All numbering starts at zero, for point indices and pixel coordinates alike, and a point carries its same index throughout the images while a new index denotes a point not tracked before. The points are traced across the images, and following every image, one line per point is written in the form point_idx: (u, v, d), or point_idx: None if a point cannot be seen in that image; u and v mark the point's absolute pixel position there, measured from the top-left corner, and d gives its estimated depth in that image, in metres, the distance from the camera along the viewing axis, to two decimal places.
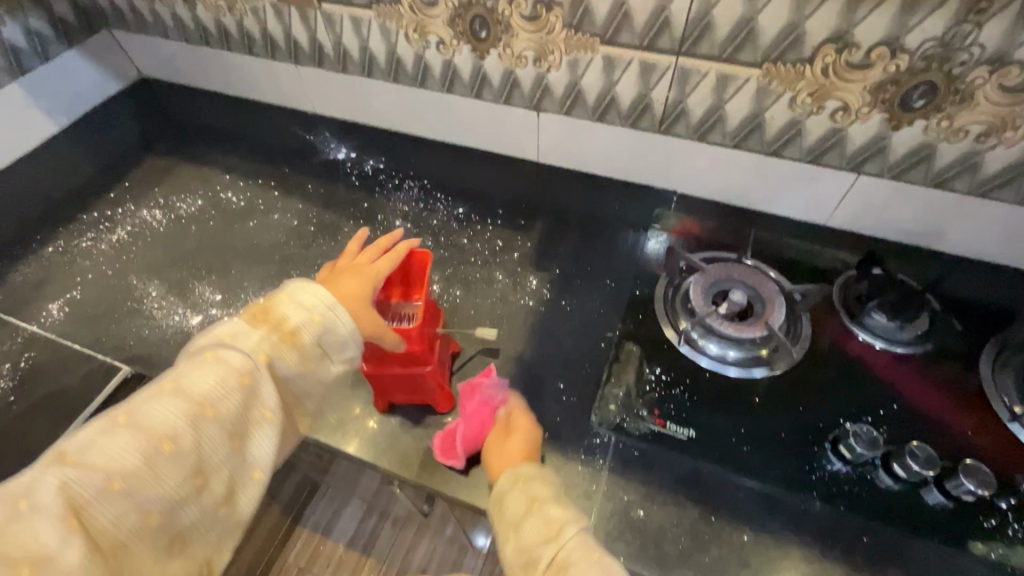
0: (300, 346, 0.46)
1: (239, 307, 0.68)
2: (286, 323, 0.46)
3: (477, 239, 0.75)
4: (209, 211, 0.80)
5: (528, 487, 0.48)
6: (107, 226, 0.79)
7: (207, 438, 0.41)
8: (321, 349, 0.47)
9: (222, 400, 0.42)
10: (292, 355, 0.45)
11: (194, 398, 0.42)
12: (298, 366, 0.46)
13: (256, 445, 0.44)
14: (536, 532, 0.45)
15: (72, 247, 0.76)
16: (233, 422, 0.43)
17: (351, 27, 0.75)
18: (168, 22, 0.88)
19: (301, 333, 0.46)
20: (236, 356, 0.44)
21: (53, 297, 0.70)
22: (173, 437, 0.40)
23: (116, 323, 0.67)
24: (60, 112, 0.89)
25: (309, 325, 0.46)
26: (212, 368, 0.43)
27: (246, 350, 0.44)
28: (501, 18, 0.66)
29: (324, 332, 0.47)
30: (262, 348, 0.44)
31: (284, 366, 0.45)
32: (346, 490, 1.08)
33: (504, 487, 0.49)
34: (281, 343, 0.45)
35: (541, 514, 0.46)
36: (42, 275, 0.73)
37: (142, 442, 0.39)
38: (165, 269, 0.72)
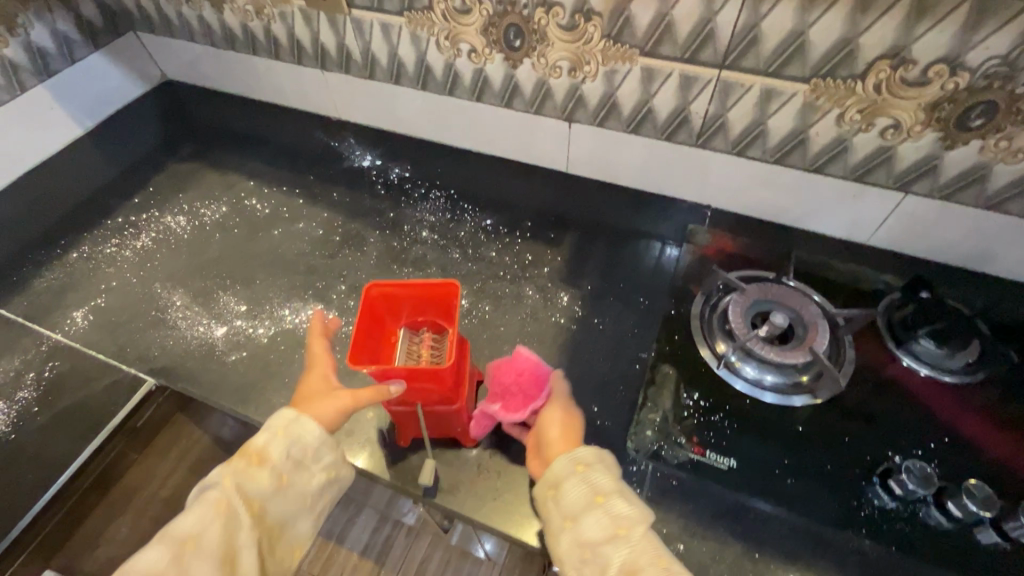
0: (271, 462, 0.46)
1: (265, 319, 0.66)
2: (252, 446, 0.46)
3: (506, 252, 0.74)
4: (233, 219, 0.79)
5: (591, 481, 0.46)
6: (130, 232, 0.78)
7: (224, 536, 0.43)
8: (294, 459, 0.47)
9: (213, 514, 0.43)
10: (268, 473, 0.45)
11: (189, 514, 0.43)
12: (271, 484, 0.45)
13: (271, 534, 0.45)
14: (603, 530, 0.43)
15: (97, 253, 0.75)
16: (238, 526, 0.44)
17: (380, 34, 0.74)
18: (194, 25, 0.87)
19: (253, 442, 0.47)
20: (213, 481, 0.45)
21: (77, 304, 0.69)
22: (189, 539, 0.42)
23: (139, 333, 0.65)
24: (86, 115, 0.89)
25: (272, 441, 0.46)
26: (203, 487, 0.45)
27: (216, 471, 0.45)
28: (537, 27, 0.64)
29: (290, 445, 0.46)
30: (228, 471, 0.45)
31: (261, 476, 0.45)
32: (362, 500, 1.07)
33: (562, 479, 0.46)
34: (246, 465, 0.45)
35: (607, 512, 0.44)
36: (66, 281, 0.72)
37: (166, 555, 0.42)
38: (190, 278, 0.71)
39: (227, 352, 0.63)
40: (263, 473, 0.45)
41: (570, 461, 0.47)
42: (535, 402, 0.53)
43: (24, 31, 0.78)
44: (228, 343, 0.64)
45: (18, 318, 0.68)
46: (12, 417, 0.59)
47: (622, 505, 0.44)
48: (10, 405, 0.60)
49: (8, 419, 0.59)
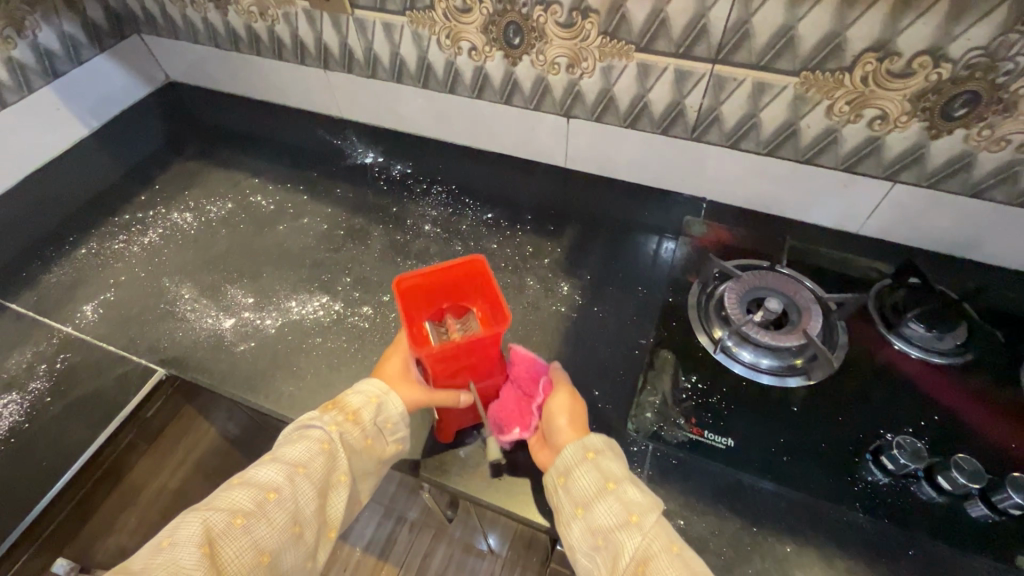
0: (361, 423, 0.50)
1: (272, 310, 0.68)
2: (348, 406, 0.51)
3: (507, 245, 0.75)
4: (239, 215, 0.80)
5: (600, 467, 0.47)
6: (138, 229, 0.79)
7: (302, 490, 0.45)
8: (377, 427, 0.51)
9: (310, 460, 0.46)
10: (360, 431, 0.50)
11: (291, 455, 0.46)
12: (362, 442, 0.50)
13: (336, 500, 0.47)
14: (613, 514, 0.44)
15: (105, 249, 0.77)
16: (322, 478, 0.46)
17: (383, 33, 0.76)
18: (198, 27, 0.89)
19: (346, 399, 0.51)
20: (315, 431, 0.48)
21: (87, 298, 0.70)
22: (276, 487, 0.44)
23: (149, 325, 0.67)
24: (91, 115, 0.91)
25: (366, 407, 0.51)
26: (302, 429, 0.49)
27: (320, 423, 0.49)
28: (536, 25, 0.66)
29: (378, 413, 0.51)
30: (330, 422, 0.49)
31: (358, 432, 0.50)
32: (365, 495, 1.08)
33: (571, 466, 0.48)
34: (346, 420, 0.50)
35: (614, 498, 0.45)
36: (75, 276, 0.73)
37: (256, 489, 0.44)
38: (197, 272, 0.72)
39: (236, 343, 0.65)
40: (356, 429, 0.50)
41: (580, 447, 0.48)
42: (535, 399, 0.54)
43: (32, 33, 0.79)
44: (237, 334, 0.65)
45: (28, 312, 0.69)
46: (25, 407, 0.60)
47: (631, 493, 0.45)
48: (23, 395, 0.61)
49: (22, 408, 0.60)
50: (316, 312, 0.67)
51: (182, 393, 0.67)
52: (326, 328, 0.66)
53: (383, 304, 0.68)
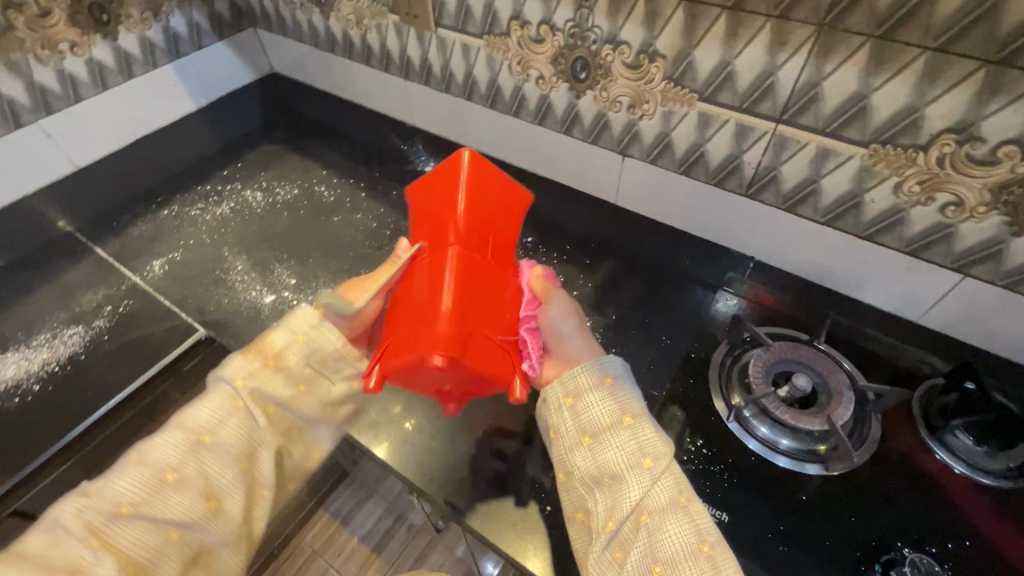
0: (286, 368, 0.51)
1: (309, 294, 0.72)
2: (271, 349, 0.51)
3: None
4: (302, 201, 0.86)
5: (620, 397, 0.50)
6: (214, 200, 0.87)
7: (207, 462, 0.47)
8: (310, 370, 0.52)
9: (218, 426, 0.48)
10: (310, 400, 0.52)
11: (220, 453, 0.47)
12: (288, 390, 0.51)
13: (261, 464, 0.49)
14: (659, 438, 0.48)
15: (183, 213, 0.85)
16: (231, 445, 0.48)
17: (460, 52, 0.79)
18: (303, 28, 0.97)
19: (286, 357, 0.51)
20: (224, 389, 0.49)
21: (158, 255, 0.78)
22: (174, 466, 0.46)
23: (203, 288, 0.73)
24: (201, 94, 1.02)
25: (292, 345, 0.51)
26: (235, 413, 0.49)
27: (229, 376, 0.49)
28: (603, 62, 0.67)
29: (307, 352, 0.52)
30: (242, 372, 0.50)
31: (309, 402, 0.52)
32: (371, 485, 1.10)
33: (585, 393, 0.50)
34: (265, 365, 0.50)
35: (632, 435, 0.48)
36: (154, 233, 0.82)
37: (188, 495, 0.45)
38: (254, 247, 0.79)
39: (271, 318, 0.69)
40: (304, 395, 0.52)
41: (600, 372, 0.51)
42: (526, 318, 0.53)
43: (166, 18, 0.90)
44: (273, 310, 0.70)
45: (109, 258, 0.78)
46: (87, 339, 0.68)
47: (647, 431, 0.48)
48: (87, 329, 0.69)
49: (83, 340, 0.68)
50: None
51: (214, 360, 0.69)
52: None
53: None
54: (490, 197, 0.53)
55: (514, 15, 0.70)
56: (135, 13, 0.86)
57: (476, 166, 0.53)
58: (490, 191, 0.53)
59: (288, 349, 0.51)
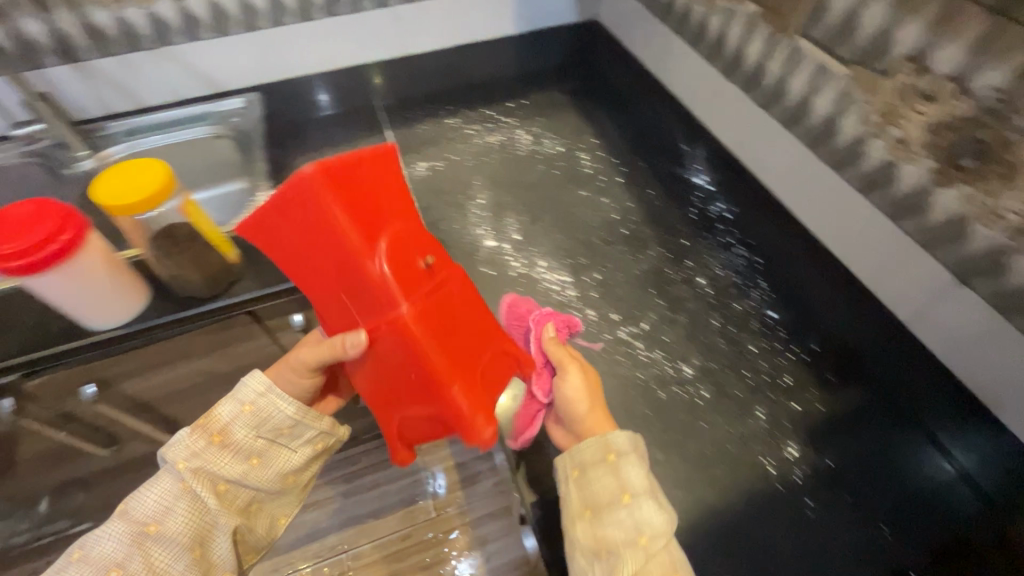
0: (233, 442, 0.55)
1: (524, 259, 0.71)
2: (215, 425, 0.55)
3: (764, 358, 0.68)
4: (562, 162, 0.84)
5: (619, 475, 0.52)
6: (489, 127, 0.89)
7: (156, 551, 0.51)
8: (261, 441, 0.56)
9: (166, 515, 0.52)
10: (265, 471, 0.57)
11: (198, 506, 0.54)
12: (240, 467, 0.56)
13: (216, 543, 0.55)
14: (657, 518, 0.49)
15: (460, 128, 0.90)
16: (175, 533, 0.52)
17: (809, 76, 0.60)
18: None
19: (230, 432, 0.55)
20: (166, 477, 0.54)
21: (426, 158, 0.85)
22: (122, 560, 0.50)
23: (444, 207, 0.77)
24: (525, 21, 1.07)
25: (239, 416, 0.55)
26: (183, 495, 0.53)
27: (172, 457, 0.53)
28: (1014, 159, 0.44)
29: (258, 423, 0.56)
30: (183, 455, 0.53)
31: (259, 474, 0.57)
32: None
33: (590, 465, 0.53)
34: (212, 441, 0.54)
35: (627, 510, 0.50)
36: (433, 136, 0.88)
37: (166, 549, 0.52)
38: (501, 188, 0.80)
39: (482, 263, 0.71)
40: (256, 468, 0.57)
41: (603, 447, 0.53)
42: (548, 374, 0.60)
43: None
44: (487, 257, 0.72)
45: (392, 142, 0.87)
46: None
47: (647, 509, 0.49)
48: None
49: None
50: (552, 283, 0.69)
51: None
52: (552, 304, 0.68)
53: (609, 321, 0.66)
54: (333, 256, 0.42)
55: None
56: None
57: (296, 215, 0.42)
58: (323, 244, 0.42)
59: (235, 425, 0.55)
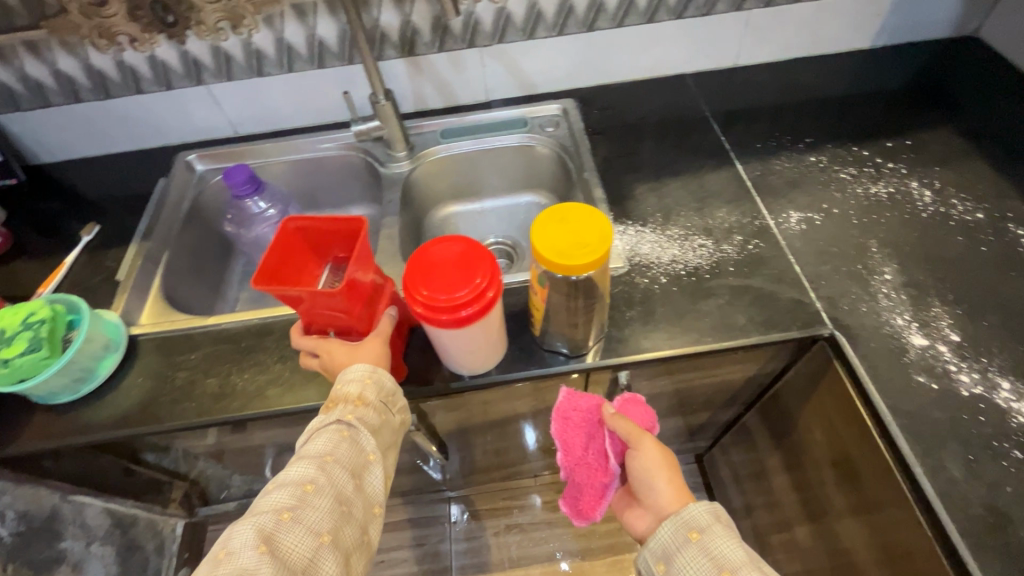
0: (370, 402, 0.50)
1: (976, 372, 0.54)
2: (350, 394, 0.49)
3: None
4: (987, 233, 0.65)
5: (710, 552, 0.46)
6: (870, 172, 0.72)
7: (323, 489, 0.45)
8: (384, 402, 0.51)
9: (331, 456, 0.46)
10: (395, 417, 0.53)
11: (357, 445, 0.48)
12: (377, 417, 0.50)
13: (371, 481, 0.48)
14: None
15: (831, 170, 0.73)
16: (340, 472, 0.46)
17: None
18: None
19: (369, 393, 0.50)
20: (326, 427, 0.48)
21: (797, 207, 0.69)
22: (287, 510, 0.43)
23: (838, 278, 0.62)
24: (886, 34, 0.88)
25: (368, 385, 0.50)
26: (342, 443, 0.47)
27: (334, 416, 0.49)
28: None
29: (383, 385, 0.51)
30: (341, 414, 0.49)
31: (385, 434, 0.51)
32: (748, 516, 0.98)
33: (672, 553, 0.48)
34: (355, 403, 0.49)
35: None
36: (796, 176, 0.73)
37: (317, 522, 0.43)
38: (912, 262, 0.62)
39: (915, 369, 0.55)
40: (387, 420, 0.52)
41: (681, 527, 0.48)
42: (592, 441, 0.61)
43: None
44: (920, 360, 0.55)
45: (748, 180, 0.72)
46: (714, 259, 0.65)
47: None
48: (715, 248, 0.66)
49: (710, 258, 0.65)
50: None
51: (820, 357, 0.60)
52: None
53: None
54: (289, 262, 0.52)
55: None
56: None
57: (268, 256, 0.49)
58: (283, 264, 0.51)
59: (376, 382, 0.51)
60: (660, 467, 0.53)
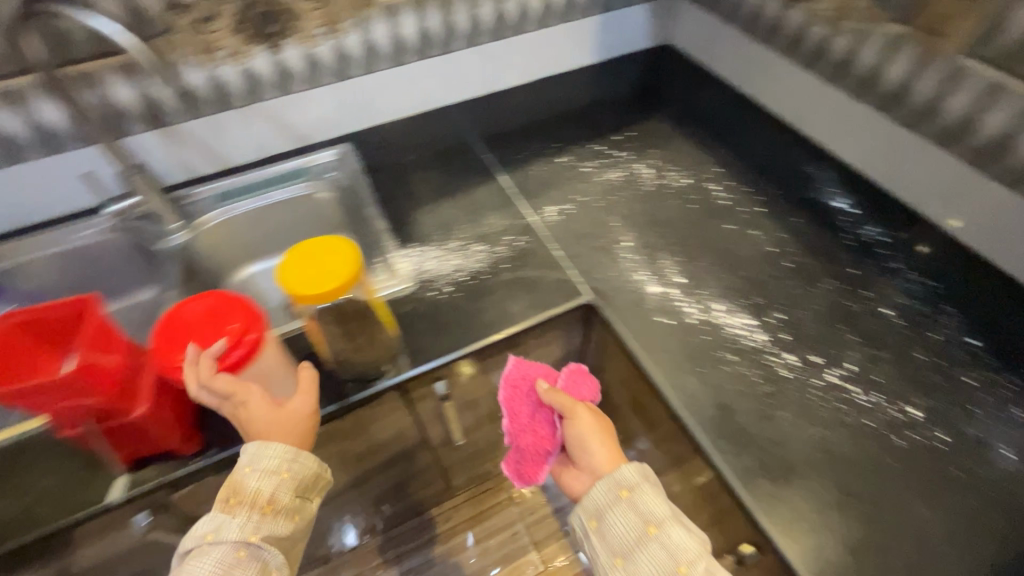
0: (278, 509, 0.47)
1: (697, 303, 0.67)
2: (260, 497, 0.46)
3: (992, 393, 0.59)
4: (693, 193, 0.81)
5: (639, 511, 0.49)
6: (605, 162, 0.86)
7: None
8: (297, 501, 0.48)
9: None
10: (307, 516, 0.50)
11: (260, 568, 0.45)
12: (285, 523, 0.47)
13: None
14: (666, 552, 0.46)
15: (576, 166, 0.86)
16: None
17: (982, 94, 0.61)
18: (744, 10, 0.88)
19: (279, 498, 0.47)
20: (227, 544, 0.45)
21: (553, 201, 0.80)
22: None
23: (589, 253, 0.73)
24: (602, 50, 1.04)
25: (279, 484, 0.47)
26: (239, 566, 0.44)
27: (234, 534, 0.45)
28: None
29: (295, 482, 0.48)
30: (246, 529, 0.45)
31: (291, 542, 0.48)
32: None
33: (604, 510, 0.50)
34: (262, 510, 0.46)
35: (660, 544, 0.47)
36: (549, 176, 0.84)
37: None
38: (643, 228, 0.76)
39: (654, 312, 0.66)
40: (299, 520, 0.49)
41: (614, 486, 0.51)
42: (541, 409, 0.60)
43: None
44: (657, 304, 0.67)
45: (511, 187, 0.82)
46: (489, 260, 0.72)
47: (676, 534, 0.47)
48: (489, 251, 0.73)
49: (487, 261, 0.72)
50: (737, 328, 0.64)
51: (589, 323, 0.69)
52: (745, 354, 0.62)
53: (810, 365, 0.61)
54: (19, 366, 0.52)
55: None
56: None
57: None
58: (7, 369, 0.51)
59: (284, 490, 0.47)
60: (598, 433, 0.55)
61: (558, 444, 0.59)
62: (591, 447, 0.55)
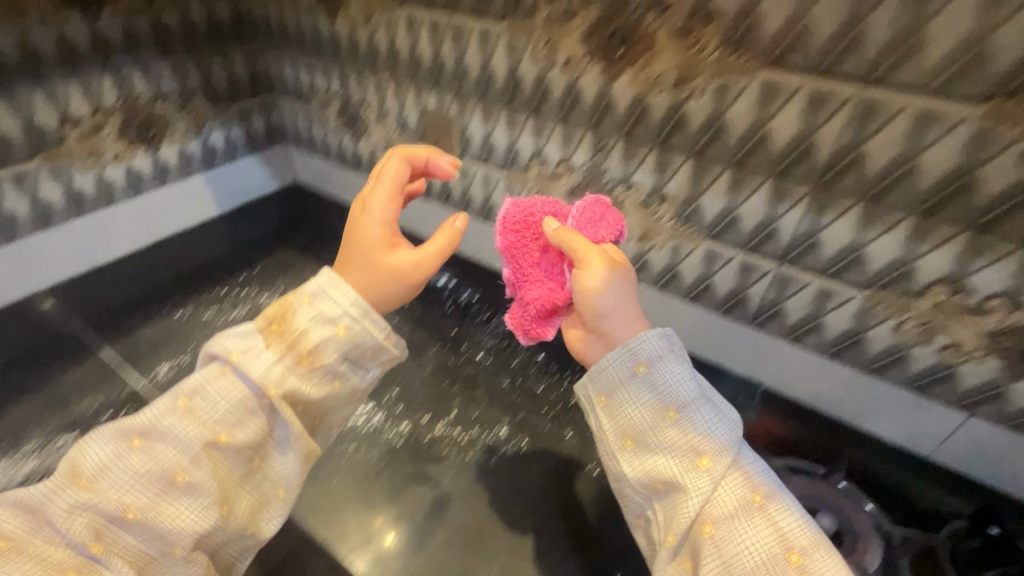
0: (318, 365, 0.50)
1: None
2: (303, 344, 0.49)
3: (552, 390, 0.83)
4: None
5: (661, 393, 0.53)
6: (225, 305, 1.00)
7: (220, 460, 0.48)
8: (337, 369, 0.51)
9: (237, 427, 0.48)
10: (343, 394, 0.52)
11: (272, 421, 0.50)
12: (324, 383, 0.50)
13: (284, 467, 0.51)
14: (681, 450, 0.50)
15: (195, 316, 0.97)
16: (244, 447, 0.49)
17: (482, 182, 0.86)
18: (332, 148, 1.05)
19: (320, 355, 0.49)
20: (250, 380, 0.48)
21: (166, 357, 0.90)
22: (185, 471, 0.46)
23: None
24: (225, 201, 1.08)
25: (331, 341, 0.49)
26: (254, 414, 0.49)
27: (258, 379, 0.48)
28: (615, 199, 0.73)
29: (348, 351, 0.50)
30: (271, 380, 0.48)
31: (313, 412, 0.52)
32: None
33: (618, 383, 0.55)
34: (302, 361, 0.49)
35: (679, 428, 0.51)
36: (165, 334, 0.94)
37: (202, 507, 0.46)
38: None
39: None
40: (336, 392, 0.52)
41: (632, 359, 0.54)
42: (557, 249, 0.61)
43: (207, 133, 0.99)
44: None
45: (118, 359, 0.89)
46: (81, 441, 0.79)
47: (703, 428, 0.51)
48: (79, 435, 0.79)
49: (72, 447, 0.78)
50: (358, 416, 0.79)
51: None
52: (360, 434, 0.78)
53: (418, 424, 0.79)
54: None
55: (534, 154, 0.77)
56: (179, 129, 0.95)
57: None
58: None
59: (327, 344, 0.49)
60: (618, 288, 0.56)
61: (570, 299, 0.61)
62: (591, 282, 0.55)
